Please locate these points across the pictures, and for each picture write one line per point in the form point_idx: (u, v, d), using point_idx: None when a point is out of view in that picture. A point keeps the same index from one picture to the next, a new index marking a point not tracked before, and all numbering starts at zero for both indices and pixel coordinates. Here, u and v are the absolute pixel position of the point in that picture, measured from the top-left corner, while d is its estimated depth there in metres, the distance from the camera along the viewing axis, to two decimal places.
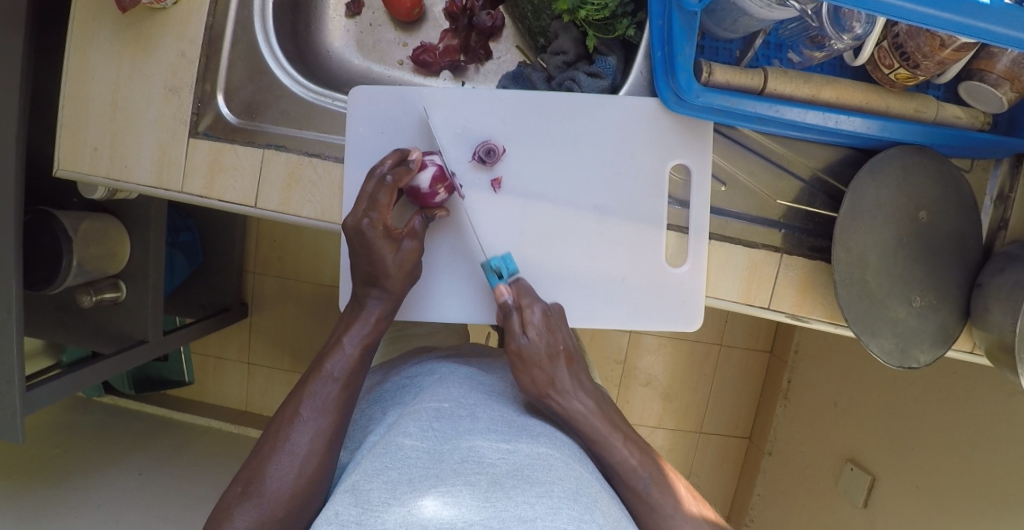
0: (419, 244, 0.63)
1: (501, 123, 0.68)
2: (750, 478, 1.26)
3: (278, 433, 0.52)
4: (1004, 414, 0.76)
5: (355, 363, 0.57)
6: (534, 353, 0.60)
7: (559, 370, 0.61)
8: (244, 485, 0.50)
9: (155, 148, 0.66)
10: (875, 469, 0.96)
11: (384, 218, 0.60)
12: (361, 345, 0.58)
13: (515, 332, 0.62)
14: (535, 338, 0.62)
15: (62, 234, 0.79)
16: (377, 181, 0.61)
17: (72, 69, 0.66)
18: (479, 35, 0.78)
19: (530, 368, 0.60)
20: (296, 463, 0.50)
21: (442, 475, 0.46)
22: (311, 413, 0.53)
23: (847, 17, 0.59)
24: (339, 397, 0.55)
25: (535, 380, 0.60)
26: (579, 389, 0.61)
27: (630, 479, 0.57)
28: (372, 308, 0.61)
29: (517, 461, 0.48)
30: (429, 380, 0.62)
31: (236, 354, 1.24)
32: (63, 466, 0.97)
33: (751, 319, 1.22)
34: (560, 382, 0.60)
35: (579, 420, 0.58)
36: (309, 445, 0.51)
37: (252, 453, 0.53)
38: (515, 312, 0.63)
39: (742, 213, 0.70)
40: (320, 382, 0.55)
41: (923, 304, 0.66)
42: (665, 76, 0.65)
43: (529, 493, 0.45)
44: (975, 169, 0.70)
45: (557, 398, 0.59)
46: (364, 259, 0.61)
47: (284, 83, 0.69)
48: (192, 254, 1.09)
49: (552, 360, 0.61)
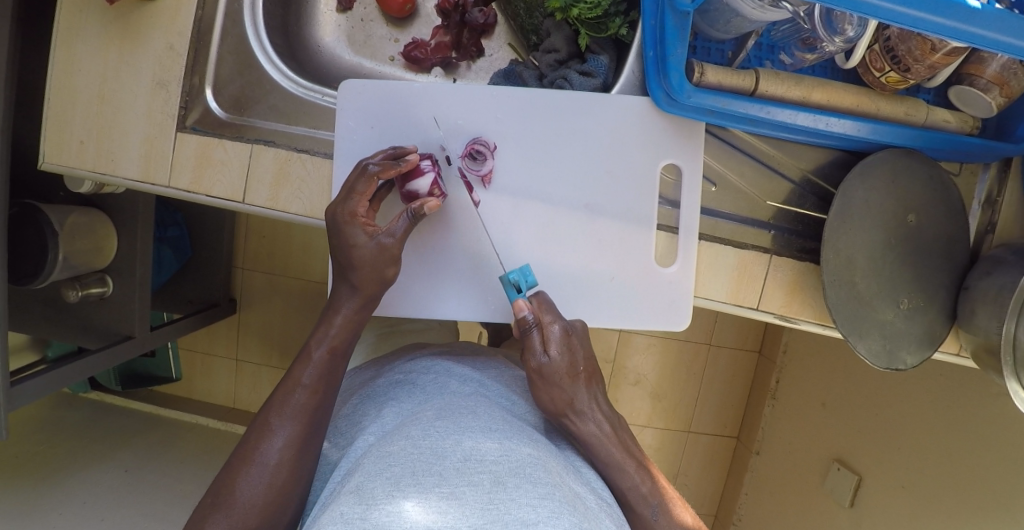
0: (396, 243, 0.60)
1: (493, 120, 0.68)
2: (737, 478, 1.27)
3: (250, 443, 0.52)
4: (989, 416, 0.76)
5: (324, 369, 0.56)
6: (556, 373, 0.59)
7: (579, 390, 0.60)
8: (214, 496, 0.50)
9: (142, 142, 0.65)
10: (861, 470, 0.97)
11: (357, 207, 0.59)
12: (328, 349, 0.57)
13: (536, 350, 0.60)
14: (556, 358, 0.60)
15: (46, 226, 0.78)
16: (359, 171, 0.61)
17: (58, 61, 0.65)
18: (471, 31, 0.78)
19: (550, 387, 0.59)
20: (266, 474, 0.50)
21: (445, 473, 0.46)
22: (283, 421, 0.52)
23: (839, 19, 0.59)
24: (308, 405, 0.54)
25: (554, 399, 0.59)
26: (595, 408, 0.61)
27: (629, 488, 0.58)
28: (343, 306, 0.59)
29: (518, 461, 0.49)
30: (424, 378, 0.62)
31: (224, 350, 1.24)
32: (47, 461, 0.96)
33: (740, 320, 1.22)
34: (578, 402, 0.60)
35: (591, 441, 0.59)
36: (280, 455, 0.50)
37: (225, 463, 0.52)
38: (535, 330, 0.61)
39: (733, 213, 0.70)
40: (289, 390, 0.54)
41: (911, 306, 0.67)
42: (657, 75, 0.65)
43: (531, 494, 0.46)
44: (964, 172, 0.70)
45: (574, 417, 0.60)
46: (340, 251, 0.60)
47: (274, 78, 0.69)
48: (180, 248, 1.08)
49: (573, 380, 0.60)
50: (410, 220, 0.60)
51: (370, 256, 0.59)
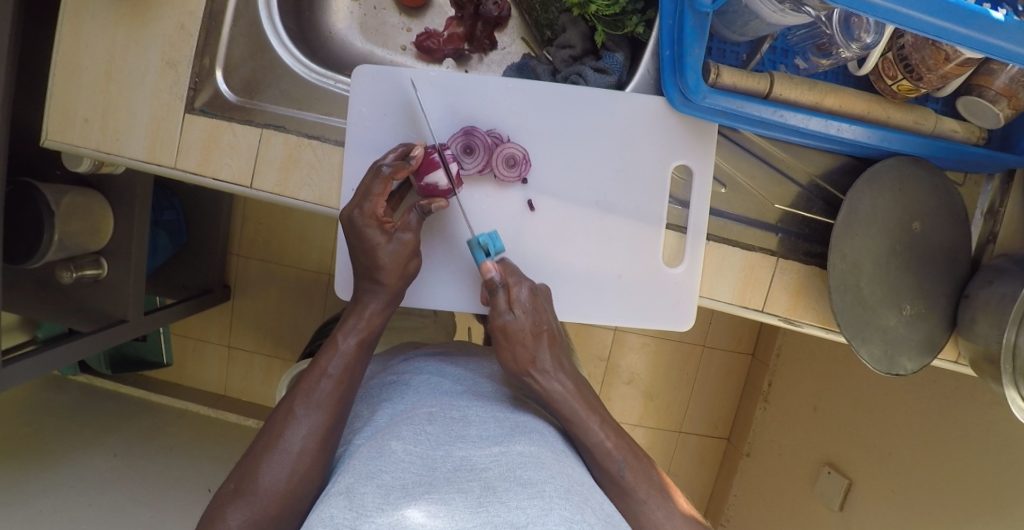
0: (414, 237, 0.61)
1: (507, 113, 0.68)
2: (726, 479, 1.28)
3: (273, 430, 0.52)
4: (981, 424, 0.78)
5: (351, 361, 0.56)
6: (519, 330, 0.61)
7: (541, 349, 0.62)
8: (237, 482, 0.50)
9: (149, 123, 0.64)
10: (851, 474, 0.98)
11: (375, 209, 0.59)
12: (357, 341, 0.57)
13: (501, 308, 0.62)
14: (521, 316, 0.62)
15: (43, 206, 0.76)
16: (374, 173, 0.60)
17: (64, 37, 0.64)
18: (485, 24, 0.77)
19: (513, 346, 0.61)
20: (289, 462, 0.49)
21: (436, 483, 0.47)
22: (307, 410, 0.52)
23: (856, 26, 0.59)
24: (334, 395, 0.53)
25: (516, 358, 0.61)
26: (560, 370, 0.61)
27: (594, 444, 0.57)
28: (370, 302, 0.59)
29: (511, 464, 0.49)
30: (418, 379, 0.62)
31: (218, 337, 1.22)
32: (34, 444, 0.94)
33: (734, 322, 1.23)
34: (541, 361, 0.61)
35: (555, 397, 0.60)
36: (303, 443, 0.50)
37: (247, 450, 0.52)
38: (502, 290, 0.63)
39: (741, 216, 0.71)
40: (315, 380, 0.54)
41: (912, 312, 0.68)
42: (672, 75, 0.65)
43: (521, 495, 0.45)
44: (968, 183, 0.71)
45: (537, 376, 0.60)
46: (359, 250, 0.60)
47: (286, 62, 0.68)
48: (175, 233, 1.06)
49: (535, 338, 0.62)
50: (421, 214, 0.62)
51: (391, 255, 0.59)
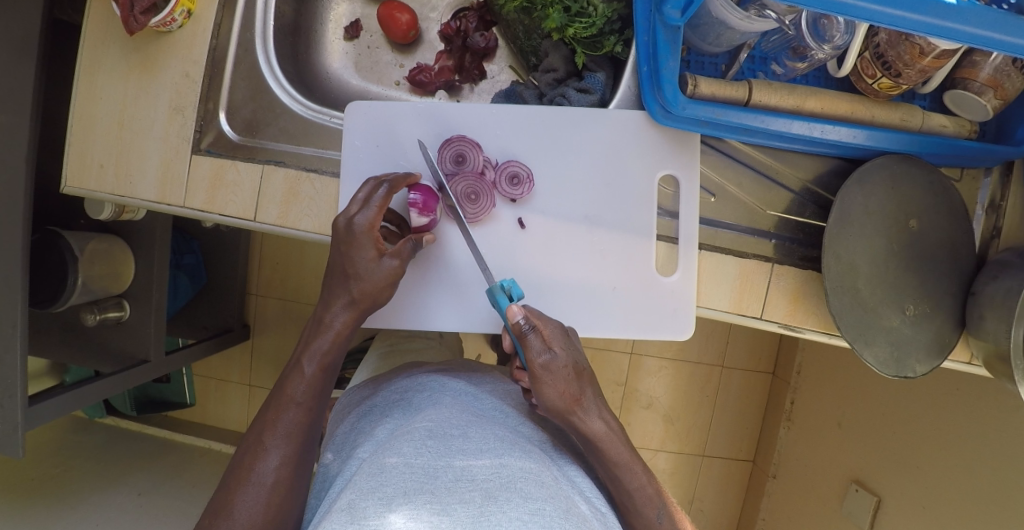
0: (401, 265, 0.62)
1: (494, 136, 0.70)
2: (754, 503, 1.23)
3: (244, 463, 0.53)
4: (1008, 430, 0.74)
5: (316, 386, 0.57)
6: (561, 368, 0.57)
7: (586, 390, 0.58)
8: (209, 520, 0.50)
9: (159, 165, 0.68)
10: (880, 490, 0.93)
11: (374, 219, 0.60)
12: (319, 366, 0.58)
13: (539, 348, 0.57)
14: (561, 353, 0.58)
15: (67, 253, 0.82)
16: (373, 186, 0.62)
17: (82, 90, 0.69)
18: (474, 55, 0.81)
19: (555, 383, 0.57)
20: (264, 494, 0.51)
21: (437, 493, 0.48)
22: (275, 441, 0.53)
23: (825, 28, 0.61)
24: (301, 422, 0.55)
25: (562, 395, 0.57)
26: (601, 408, 0.59)
27: (636, 489, 0.59)
28: (333, 319, 0.60)
29: (509, 475, 0.50)
30: (420, 396, 0.63)
31: (237, 375, 1.25)
32: (61, 486, 0.97)
33: (752, 340, 1.20)
34: (586, 402, 0.58)
35: (599, 439, 0.58)
36: (276, 474, 0.52)
37: (219, 485, 0.53)
38: (532, 333, 0.57)
39: (733, 223, 0.71)
40: (283, 409, 0.55)
41: (917, 312, 0.66)
42: (651, 88, 0.66)
43: (522, 509, 0.47)
44: (965, 178, 0.69)
45: (580, 417, 0.58)
46: (342, 259, 0.60)
47: (285, 102, 0.71)
48: (196, 276, 1.11)
49: (577, 379, 0.58)
50: (413, 247, 0.63)
51: (373, 272, 0.60)
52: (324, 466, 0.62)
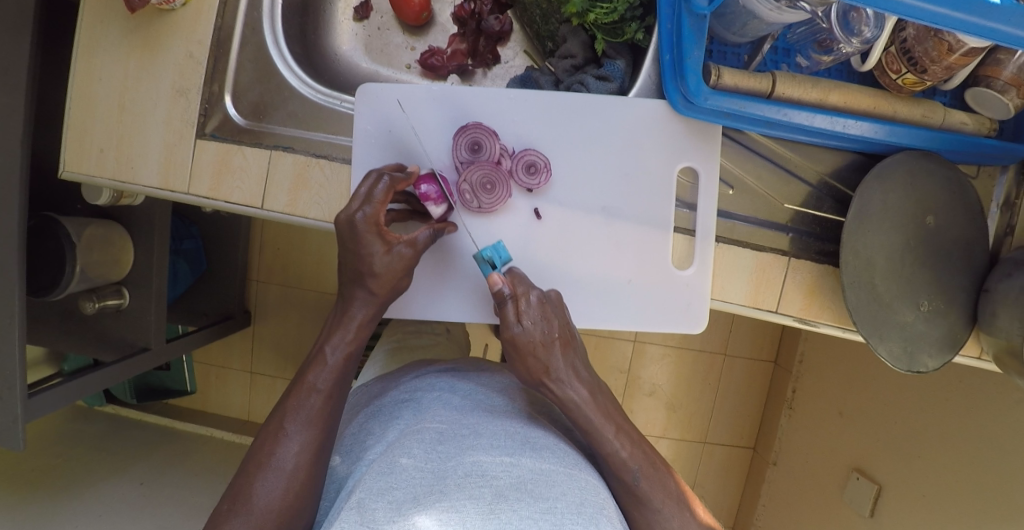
0: (413, 253, 0.61)
1: (511, 123, 0.68)
2: (754, 489, 1.25)
3: (264, 448, 0.52)
4: (1011, 422, 0.75)
5: (338, 374, 0.56)
6: (529, 342, 0.59)
7: (555, 357, 0.59)
8: (230, 502, 0.50)
9: (162, 150, 0.66)
10: (880, 478, 0.95)
11: (378, 214, 0.58)
12: (344, 355, 0.58)
13: (509, 320, 0.60)
14: (530, 326, 0.60)
15: (64, 238, 0.79)
16: (374, 179, 0.60)
17: (79, 70, 0.66)
18: (488, 39, 0.78)
19: (524, 357, 0.59)
20: (283, 479, 0.50)
21: (447, 490, 0.47)
22: (297, 426, 0.52)
23: (856, 21, 0.60)
24: (323, 410, 0.54)
25: (529, 367, 0.59)
26: (575, 377, 0.59)
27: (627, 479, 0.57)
28: (356, 312, 0.60)
29: (521, 475, 0.49)
30: (428, 396, 0.62)
31: (238, 361, 1.23)
32: (62, 476, 0.96)
33: (755, 329, 1.22)
34: (555, 369, 0.59)
35: (571, 406, 0.58)
36: (296, 459, 0.51)
37: (239, 469, 0.52)
38: (510, 302, 0.60)
39: (751, 216, 0.70)
40: (304, 395, 0.54)
41: (930, 308, 0.66)
42: (674, 79, 0.65)
43: (533, 507, 0.46)
44: (982, 175, 0.70)
45: (552, 385, 0.59)
46: (353, 257, 0.59)
47: (293, 85, 0.69)
48: (195, 260, 1.08)
49: (547, 348, 0.60)
50: (430, 235, 0.62)
51: (388, 265, 0.59)
52: (332, 469, 0.60)
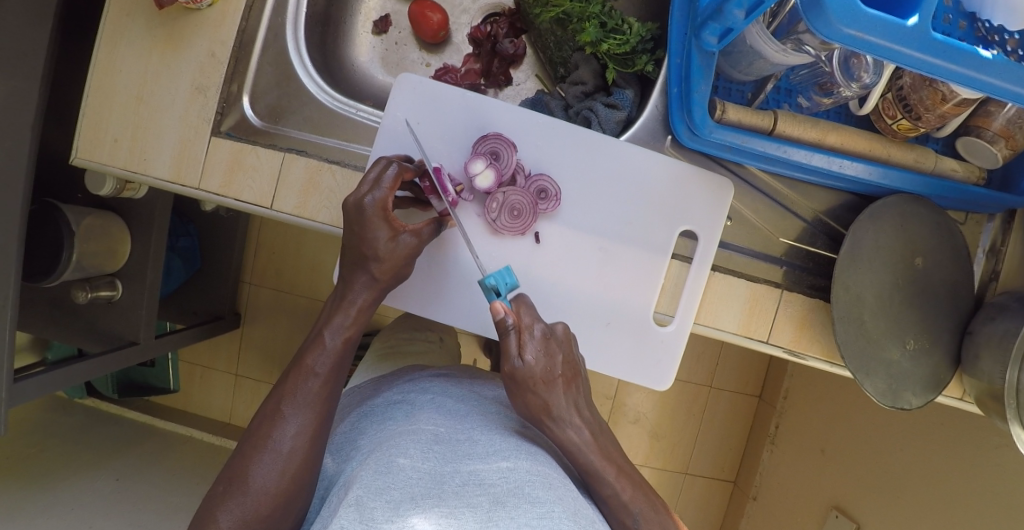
0: (418, 242, 0.61)
1: (533, 148, 0.70)
2: (733, 524, 1.25)
3: (261, 430, 0.52)
4: (991, 464, 0.77)
5: (337, 358, 0.56)
6: (529, 378, 0.57)
7: (556, 394, 0.58)
8: (226, 483, 0.50)
9: (176, 144, 0.67)
10: (860, 517, 0.96)
11: (386, 199, 0.59)
12: (343, 338, 0.57)
13: (511, 354, 0.57)
14: (532, 362, 0.57)
15: (64, 226, 0.78)
16: (383, 164, 0.61)
17: (101, 60, 0.67)
18: (502, 60, 0.81)
19: (524, 392, 0.57)
20: (280, 461, 0.50)
21: (445, 496, 0.47)
22: (295, 409, 0.52)
23: (855, 67, 0.62)
24: (320, 392, 0.54)
25: (528, 404, 0.58)
26: (575, 415, 0.58)
27: (608, 496, 0.56)
28: (356, 298, 0.59)
29: (517, 481, 0.49)
30: (422, 399, 0.62)
31: (223, 362, 1.22)
32: (31, 465, 0.93)
33: (741, 363, 1.23)
34: (555, 407, 0.57)
35: (570, 448, 0.57)
36: (292, 443, 0.51)
37: (236, 450, 0.52)
38: (513, 332, 0.57)
39: (746, 248, 0.73)
40: (302, 378, 0.54)
41: (916, 347, 0.68)
42: (680, 111, 0.68)
43: (530, 516, 0.46)
44: (970, 221, 0.73)
45: (552, 425, 0.57)
46: (357, 239, 0.59)
47: (311, 90, 0.71)
48: (190, 259, 1.08)
49: (548, 385, 0.57)
50: (434, 229, 0.63)
51: (391, 251, 0.59)
52: (321, 468, 0.59)
